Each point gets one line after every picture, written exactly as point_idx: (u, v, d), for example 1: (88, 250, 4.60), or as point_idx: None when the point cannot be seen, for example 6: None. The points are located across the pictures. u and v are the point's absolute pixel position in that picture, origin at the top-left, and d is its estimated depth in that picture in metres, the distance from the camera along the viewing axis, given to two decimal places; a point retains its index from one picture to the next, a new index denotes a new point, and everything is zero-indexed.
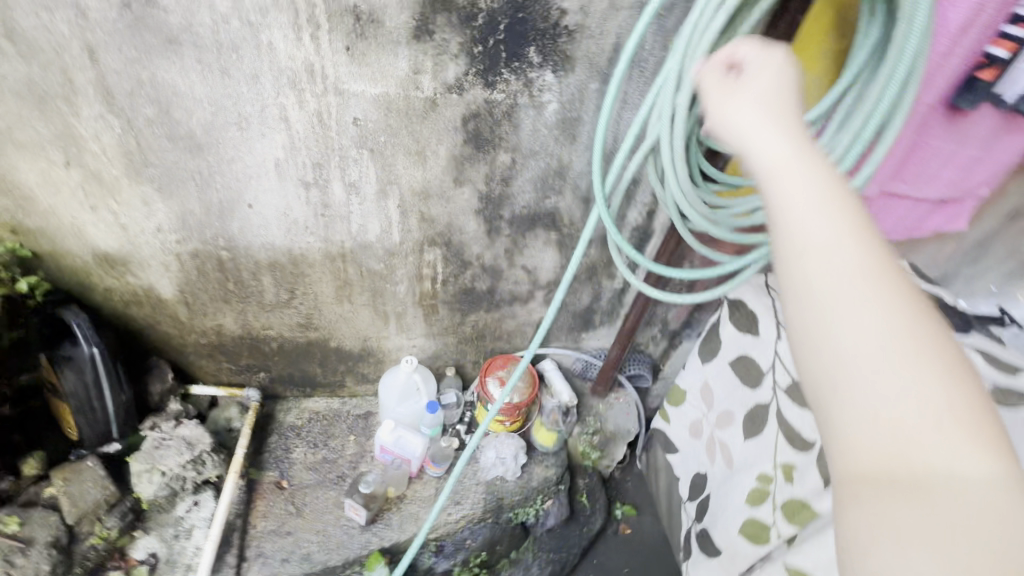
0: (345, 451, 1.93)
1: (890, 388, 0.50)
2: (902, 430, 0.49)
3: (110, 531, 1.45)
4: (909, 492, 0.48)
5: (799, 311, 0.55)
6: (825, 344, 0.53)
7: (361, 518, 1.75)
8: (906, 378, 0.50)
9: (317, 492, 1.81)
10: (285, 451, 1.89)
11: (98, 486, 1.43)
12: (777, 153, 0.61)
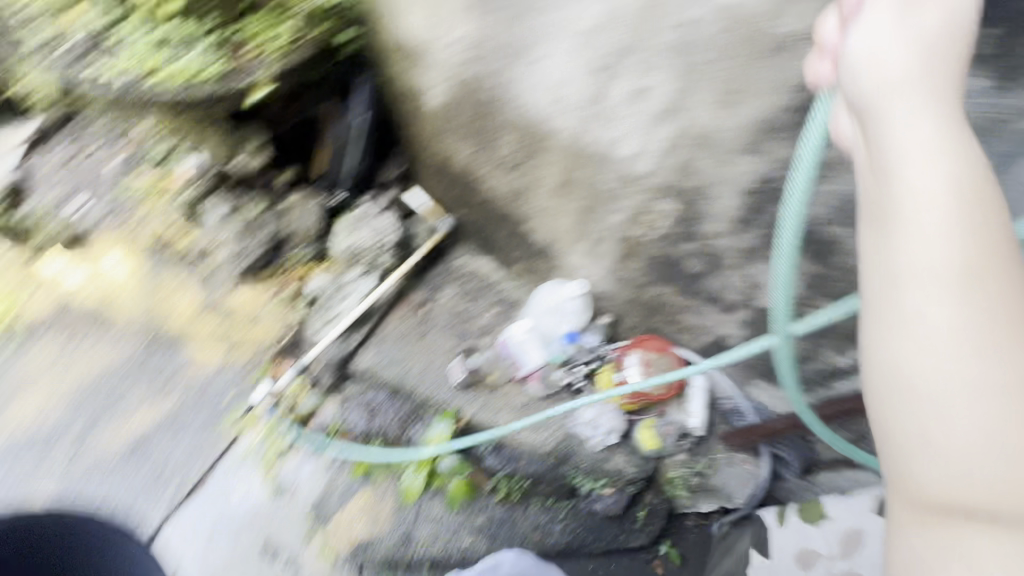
0: (480, 317, 2.03)
1: (958, 313, 0.60)
2: (937, 330, 0.61)
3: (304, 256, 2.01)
4: (968, 388, 0.58)
5: (907, 248, 0.64)
6: (904, 291, 0.64)
7: (457, 379, 1.92)
8: (962, 296, 0.60)
9: (441, 333, 2.00)
10: (440, 284, 2.07)
11: (309, 219, 1.99)
12: (929, 144, 0.65)
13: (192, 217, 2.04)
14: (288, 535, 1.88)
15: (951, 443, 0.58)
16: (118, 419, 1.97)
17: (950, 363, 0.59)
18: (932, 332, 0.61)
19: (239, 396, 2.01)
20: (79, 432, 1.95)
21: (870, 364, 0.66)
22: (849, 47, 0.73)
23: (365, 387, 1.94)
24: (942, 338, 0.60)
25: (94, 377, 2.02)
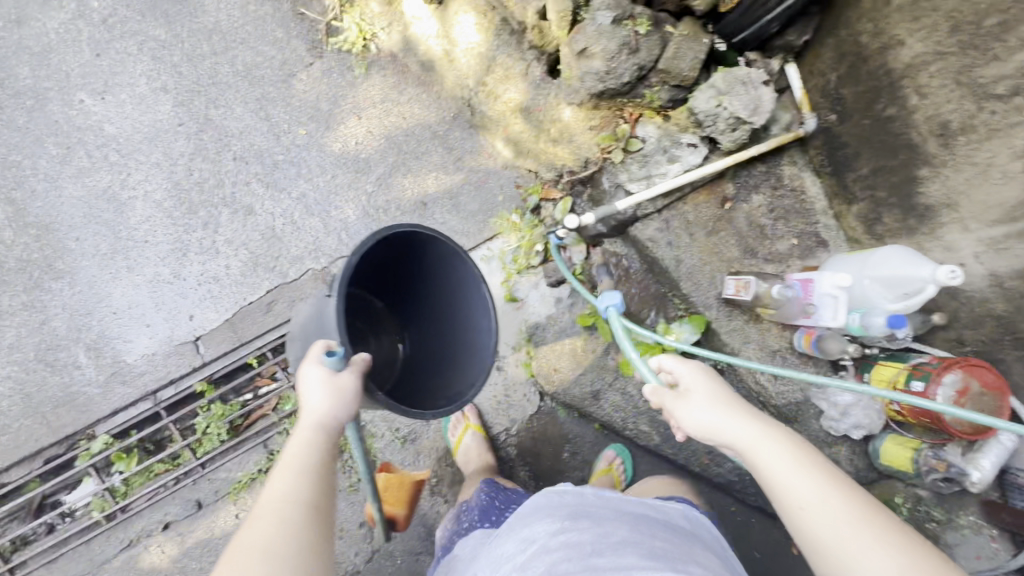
0: (778, 243, 1.81)
1: (789, 475, 0.97)
2: (786, 483, 0.97)
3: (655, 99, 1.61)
4: (815, 499, 0.94)
5: (743, 448, 1.03)
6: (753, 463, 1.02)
7: (726, 295, 1.77)
8: (789, 463, 0.98)
9: (730, 238, 1.81)
10: (755, 187, 1.82)
11: (692, 64, 1.53)
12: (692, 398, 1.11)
13: (573, 10, 1.56)
14: (503, 335, 2.16)
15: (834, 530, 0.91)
16: (415, 175, 2.14)
17: (797, 485, 0.95)
18: (789, 486, 0.96)
19: (514, 200, 2.15)
20: (377, 168, 2.14)
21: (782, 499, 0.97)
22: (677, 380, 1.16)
23: (631, 251, 1.93)
24: (789, 490, 0.96)
25: (403, 124, 2.15)
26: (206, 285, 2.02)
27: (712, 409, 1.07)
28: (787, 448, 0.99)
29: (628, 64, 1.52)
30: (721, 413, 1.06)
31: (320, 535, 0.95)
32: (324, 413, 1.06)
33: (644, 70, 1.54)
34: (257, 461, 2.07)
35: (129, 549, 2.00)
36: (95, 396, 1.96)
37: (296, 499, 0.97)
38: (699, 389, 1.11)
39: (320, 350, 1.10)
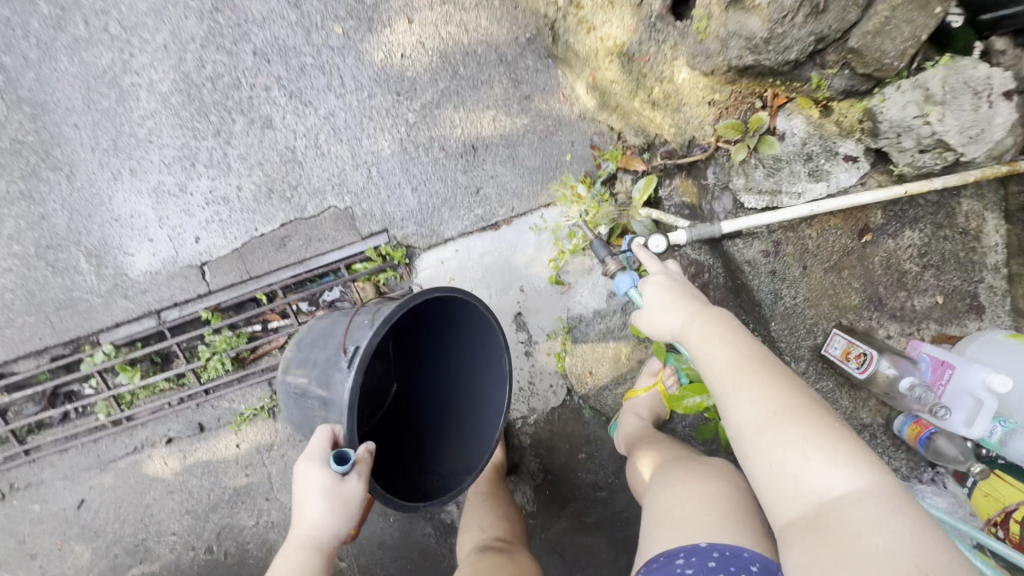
0: (916, 297, 1.38)
1: (724, 362, 1.02)
2: (718, 367, 1.03)
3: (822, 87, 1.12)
4: (742, 377, 0.98)
5: (693, 351, 1.10)
6: (700, 356, 1.07)
7: (827, 353, 1.40)
8: (723, 350, 1.04)
9: (855, 280, 1.39)
10: (911, 220, 1.34)
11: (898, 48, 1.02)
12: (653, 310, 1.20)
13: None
14: (538, 319, 1.85)
15: (764, 418, 0.92)
16: (470, 110, 1.71)
17: (721, 360, 1.03)
18: (717, 366, 1.03)
19: (586, 163, 1.72)
20: (424, 92, 1.71)
21: (721, 392, 1.01)
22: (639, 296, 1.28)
23: (719, 268, 1.51)
24: (721, 369, 1.02)
25: (463, 39, 1.69)
26: (214, 206, 1.76)
27: (676, 306, 1.17)
28: (698, 320, 1.12)
29: (803, 33, 1.03)
30: (672, 311, 1.17)
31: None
32: (321, 525, 1.11)
33: (823, 42, 1.05)
34: (260, 397, 1.97)
35: (135, 454, 2.02)
36: (97, 305, 1.83)
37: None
38: (657, 294, 1.21)
39: (325, 452, 1.12)
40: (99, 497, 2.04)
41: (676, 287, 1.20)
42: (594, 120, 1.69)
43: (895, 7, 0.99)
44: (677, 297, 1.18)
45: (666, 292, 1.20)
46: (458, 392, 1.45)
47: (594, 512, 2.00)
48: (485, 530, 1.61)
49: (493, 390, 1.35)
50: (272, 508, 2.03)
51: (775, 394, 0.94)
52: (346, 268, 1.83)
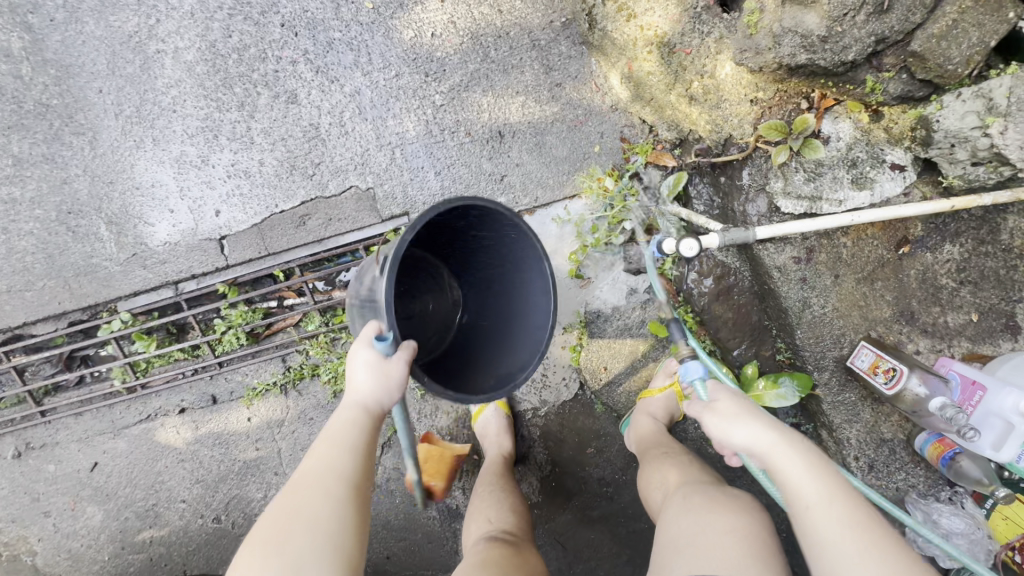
0: (947, 314, 1.35)
1: (819, 494, 0.93)
2: (814, 504, 0.93)
3: (876, 89, 1.08)
4: (843, 512, 0.92)
5: (775, 472, 0.96)
6: (791, 488, 0.95)
7: (851, 366, 1.37)
8: (811, 482, 0.95)
9: (888, 293, 1.35)
10: (951, 234, 1.30)
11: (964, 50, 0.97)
12: (726, 426, 1.01)
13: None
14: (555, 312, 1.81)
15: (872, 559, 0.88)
16: (498, 95, 1.67)
17: (817, 495, 0.93)
18: (812, 500, 0.94)
19: (614, 156, 1.68)
20: (452, 74, 1.67)
21: (813, 530, 0.92)
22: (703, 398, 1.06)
23: (745, 270, 1.51)
24: (818, 501, 0.93)
25: (496, 21, 1.64)
26: (234, 180, 1.75)
27: (747, 415, 1.02)
28: (792, 442, 0.98)
29: (863, 32, 1.00)
30: (738, 415, 1.01)
31: (357, 507, 1.01)
32: (365, 395, 1.06)
33: (883, 44, 1.01)
34: (273, 373, 1.98)
35: (148, 421, 2.05)
36: (116, 273, 1.84)
37: (338, 470, 1.03)
38: (734, 404, 1.03)
39: (373, 333, 1.07)
40: (112, 461, 2.07)
41: (742, 400, 1.06)
42: (626, 112, 1.64)
43: (964, 9, 0.95)
44: (752, 413, 1.02)
45: (737, 404, 1.04)
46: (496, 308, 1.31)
47: (599, 506, 1.99)
48: (490, 524, 1.55)
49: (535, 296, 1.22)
50: (280, 482, 2.05)
51: (872, 529, 0.91)
52: (365, 249, 1.82)
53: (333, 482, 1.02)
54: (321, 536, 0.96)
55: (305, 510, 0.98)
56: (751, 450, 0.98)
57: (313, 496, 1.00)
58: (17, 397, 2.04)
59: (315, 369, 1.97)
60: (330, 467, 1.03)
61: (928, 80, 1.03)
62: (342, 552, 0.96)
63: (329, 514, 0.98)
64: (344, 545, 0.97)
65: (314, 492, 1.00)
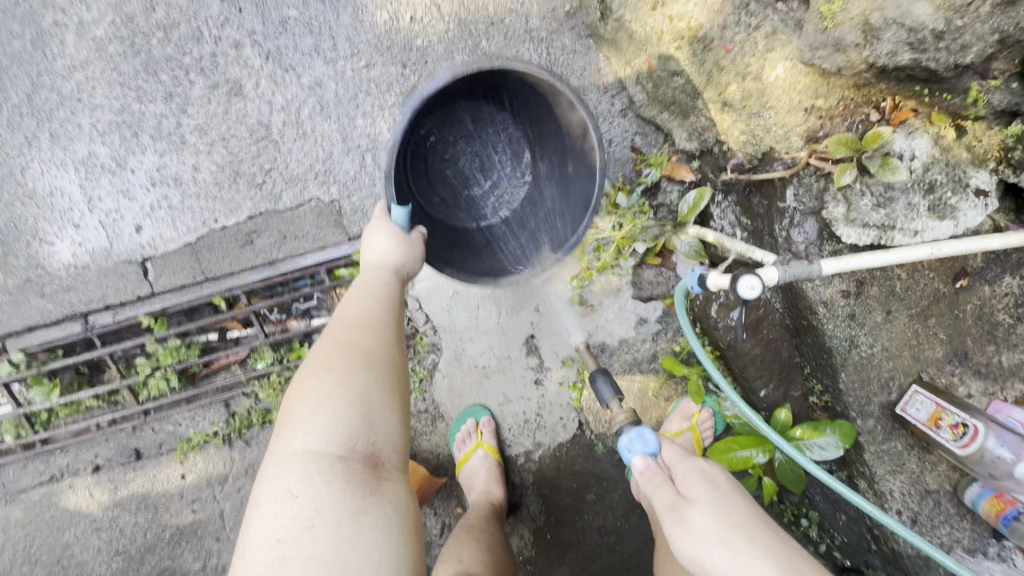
0: (1002, 351, 1.20)
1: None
2: None
3: (976, 99, 0.89)
4: None
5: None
6: None
7: (903, 414, 1.20)
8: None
9: (941, 330, 1.19)
10: (1014, 265, 1.14)
11: None
12: (694, 521, 0.89)
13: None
14: (554, 343, 1.61)
15: None
16: None
17: None
18: None
19: (624, 168, 1.45)
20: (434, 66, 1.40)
21: None
22: (666, 490, 0.96)
23: (779, 302, 1.32)
24: None
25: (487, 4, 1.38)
26: (161, 189, 1.41)
27: (721, 499, 0.92)
28: (763, 531, 0.90)
29: (983, 29, 0.80)
30: (729, 538, 0.87)
31: (400, 350, 0.97)
32: (395, 257, 1.05)
33: (1003, 44, 0.81)
34: (214, 421, 1.64)
35: (50, 484, 1.65)
36: (4, 303, 1.46)
37: (375, 315, 0.97)
38: (706, 493, 0.93)
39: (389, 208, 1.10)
40: (3, 534, 1.67)
41: (717, 485, 0.96)
42: (637, 117, 1.43)
43: None
44: (731, 501, 0.93)
45: (705, 488, 0.94)
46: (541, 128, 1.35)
47: (598, 559, 1.76)
48: (460, 565, 1.29)
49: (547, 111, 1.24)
50: (224, 550, 1.71)
51: None
52: (327, 272, 1.52)
53: (375, 325, 0.95)
54: (376, 369, 0.89)
55: (356, 345, 0.91)
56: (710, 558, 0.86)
57: (362, 335, 0.93)
58: None
59: (265, 415, 1.64)
60: (365, 311, 0.97)
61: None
62: (397, 394, 0.90)
63: (383, 351, 0.92)
64: (395, 380, 0.91)
65: (363, 331, 0.94)
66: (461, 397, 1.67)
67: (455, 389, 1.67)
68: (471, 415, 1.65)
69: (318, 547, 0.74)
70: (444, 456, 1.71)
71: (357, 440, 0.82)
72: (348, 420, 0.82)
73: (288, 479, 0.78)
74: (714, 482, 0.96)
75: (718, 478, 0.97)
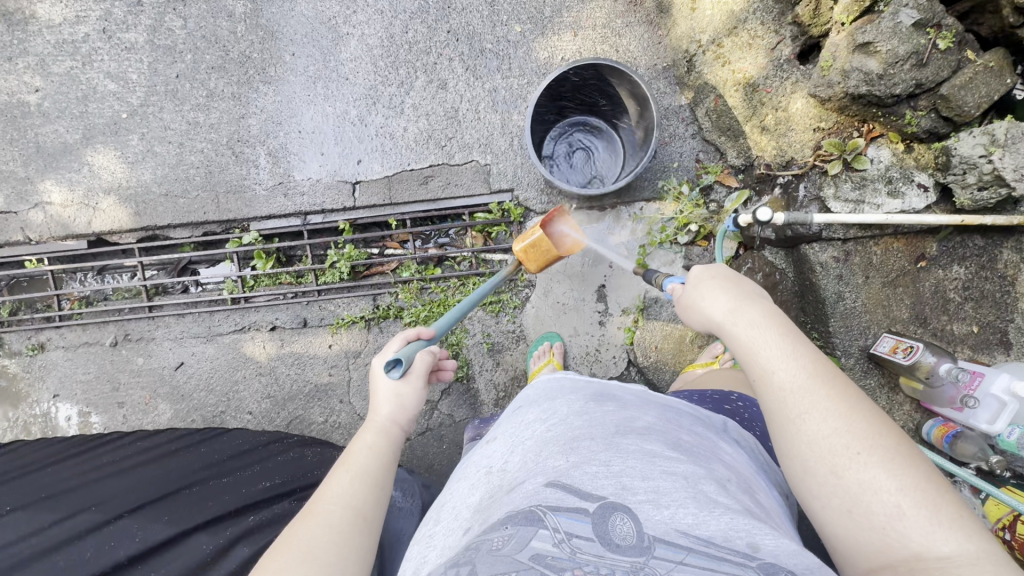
0: (955, 323, 1.66)
1: (784, 354, 0.88)
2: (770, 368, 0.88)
3: (911, 124, 1.51)
4: (815, 381, 0.85)
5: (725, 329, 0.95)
6: (740, 339, 0.93)
7: (874, 351, 1.66)
8: (787, 348, 0.89)
9: (907, 297, 1.67)
10: (958, 258, 1.65)
11: (975, 97, 1.40)
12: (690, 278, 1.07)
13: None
14: (619, 295, 2.17)
15: (836, 430, 0.81)
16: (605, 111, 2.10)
17: (788, 368, 0.87)
18: (770, 361, 0.88)
19: (689, 172, 2.07)
20: None
21: (775, 399, 0.87)
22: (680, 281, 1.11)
23: (786, 268, 1.82)
24: (786, 360, 0.88)
25: (612, 55, 2.09)
26: (381, 139, 2.16)
27: (719, 277, 1.03)
28: (752, 299, 0.97)
29: (907, 77, 1.42)
30: (718, 296, 0.99)
31: (380, 480, 1.04)
32: (391, 415, 1.13)
33: (920, 88, 1.44)
34: (363, 308, 2.24)
35: (240, 333, 2.29)
36: (260, 195, 2.19)
37: (354, 490, 1.00)
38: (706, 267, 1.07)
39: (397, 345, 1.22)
40: (197, 364, 2.29)
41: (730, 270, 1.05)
42: (703, 140, 2.05)
43: (977, 71, 1.39)
44: (735, 283, 1.01)
45: (715, 272, 1.04)
46: (609, 97, 1.99)
47: None
48: None
49: (616, 86, 1.92)
50: (343, 410, 2.24)
51: (840, 399, 0.83)
52: (468, 214, 2.20)
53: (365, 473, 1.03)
54: (361, 483, 1.02)
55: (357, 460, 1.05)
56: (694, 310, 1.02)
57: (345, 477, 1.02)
58: (133, 289, 2.32)
59: (399, 311, 2.23)
60: (353, 494, 0.99)
61: (946, 115, 1.45)
62: (373, 487, 1.02)
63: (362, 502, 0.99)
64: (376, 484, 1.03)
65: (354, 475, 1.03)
66: (542, 326, 2.21)
67: (539, 319, 2.21)
68: (548, 339, 2.15)
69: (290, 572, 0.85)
70: (521, 371, 2.21)
71: (351, 503, 0.98)
72: (348, 494, 0.99)
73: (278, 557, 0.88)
74: (694, 272, 1.07)
75: (701, 269, 1.06)
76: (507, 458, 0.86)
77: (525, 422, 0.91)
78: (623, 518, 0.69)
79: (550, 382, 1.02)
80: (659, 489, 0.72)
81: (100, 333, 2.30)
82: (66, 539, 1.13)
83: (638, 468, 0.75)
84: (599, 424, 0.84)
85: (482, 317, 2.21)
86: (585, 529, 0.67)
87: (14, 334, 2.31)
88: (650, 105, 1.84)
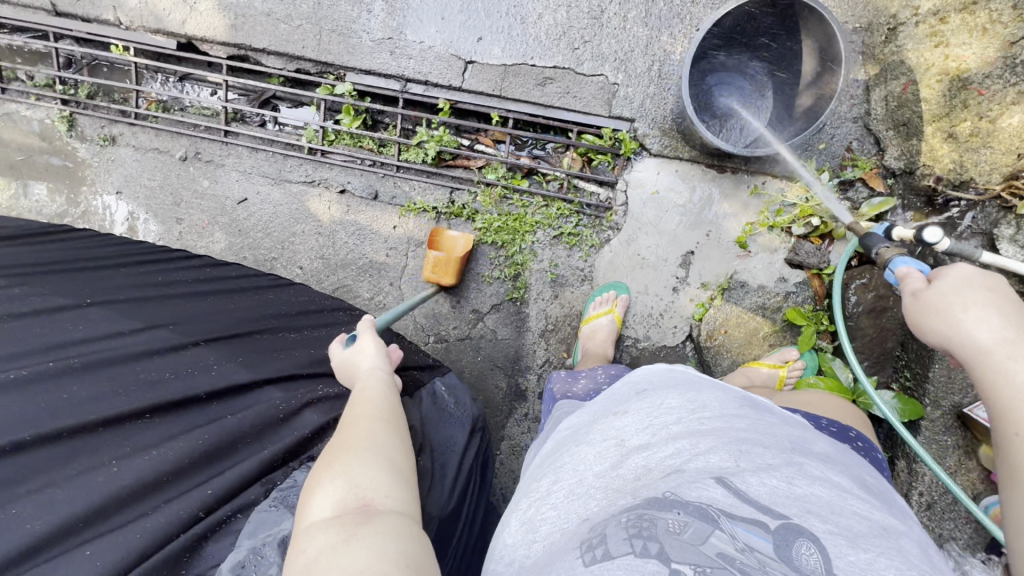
0: None
1: None
2: None
3: None
4: None
5: (987, 365, 0.91)
6: (1009, 384, 0.89)
7: (968, 411, 1.58)
8: None
9: None
10: None
11: None
12: (943, 283, 1.00)
13: None
14: (703, 267, 2.00)
15: None
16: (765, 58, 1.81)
17: None
18: None
19: (831, 159, 1.81)
20: None
21: None
22: (918, 283, 1.04)
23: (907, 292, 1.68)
24: None
25: None
26: (511, 19, 1.93)
27: (985, 298, 0.95)
28: None
29: None
30: (985, 322, 0.93)
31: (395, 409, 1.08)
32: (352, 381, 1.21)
33: None
34: (437, 199, 2.12)
35: (308, 186, 2.20)
36: (365, 46, 2.00)
37: (376, 408, 1.04)
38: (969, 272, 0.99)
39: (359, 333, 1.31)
40: (259, 205, 2.23)
41: (998, 288, 0.97)
42: (865, 127, 1.78)
43: None
44: (1006, 312, 0.93)
45: (980, 288, 0.96)
46: (785, 47, 1.73)
47: None
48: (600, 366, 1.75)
49: (799, 35, 1.67)
50: (391, 294, 2.20)
51: None
52: (575, 133, 2.00)
53: (385, 399, 1.08)
54: (383, 406, 1.06)
55: (368, 389, 1.10)
56: (943, 328, 0.97)
57: (363, 400, 1.06)
58: (213, 109, 2.21)
59: (473, 214, 2.09)
60: (374, 410, 1.04)
61: None
62: (391, 412, 1.05)
63: (383, 418, 1.02)
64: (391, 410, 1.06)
65: (368, 398, 1.07)
66: (612, 274, 2.07)
67: (612, 266, 2.07)
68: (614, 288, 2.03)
69: (335, 473, 0.90)
70: (577, 313, 2.11)
71: (375, 416, 1.02)
72: (372, 409, 1.04)
73: (321, 466, 0.93)
74: (959, 277, 0.99)
75: (968, 275, 0.99)
76: (649, 438, 0.82)
77: (664, 405, 0.88)
78: (809, 546, 0.62)
79: (665, 372, 1.02)
80: (853, 529, 0.65)
81: (172, 144, 2.23)
82: (142, 351, 1.12)
83: (824, 498, 0.69)
84: (771, 435, 0.81)
85: (555, 246, 2.08)
86: (769, 547, 0.62)
87: (87, 118, 2.23)
88: (839, 68, 1.59)
